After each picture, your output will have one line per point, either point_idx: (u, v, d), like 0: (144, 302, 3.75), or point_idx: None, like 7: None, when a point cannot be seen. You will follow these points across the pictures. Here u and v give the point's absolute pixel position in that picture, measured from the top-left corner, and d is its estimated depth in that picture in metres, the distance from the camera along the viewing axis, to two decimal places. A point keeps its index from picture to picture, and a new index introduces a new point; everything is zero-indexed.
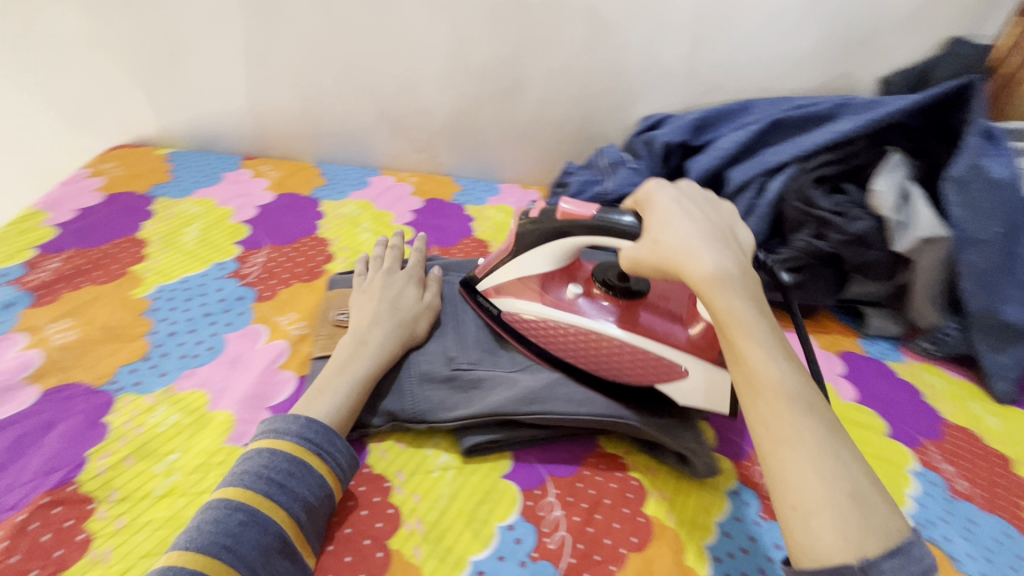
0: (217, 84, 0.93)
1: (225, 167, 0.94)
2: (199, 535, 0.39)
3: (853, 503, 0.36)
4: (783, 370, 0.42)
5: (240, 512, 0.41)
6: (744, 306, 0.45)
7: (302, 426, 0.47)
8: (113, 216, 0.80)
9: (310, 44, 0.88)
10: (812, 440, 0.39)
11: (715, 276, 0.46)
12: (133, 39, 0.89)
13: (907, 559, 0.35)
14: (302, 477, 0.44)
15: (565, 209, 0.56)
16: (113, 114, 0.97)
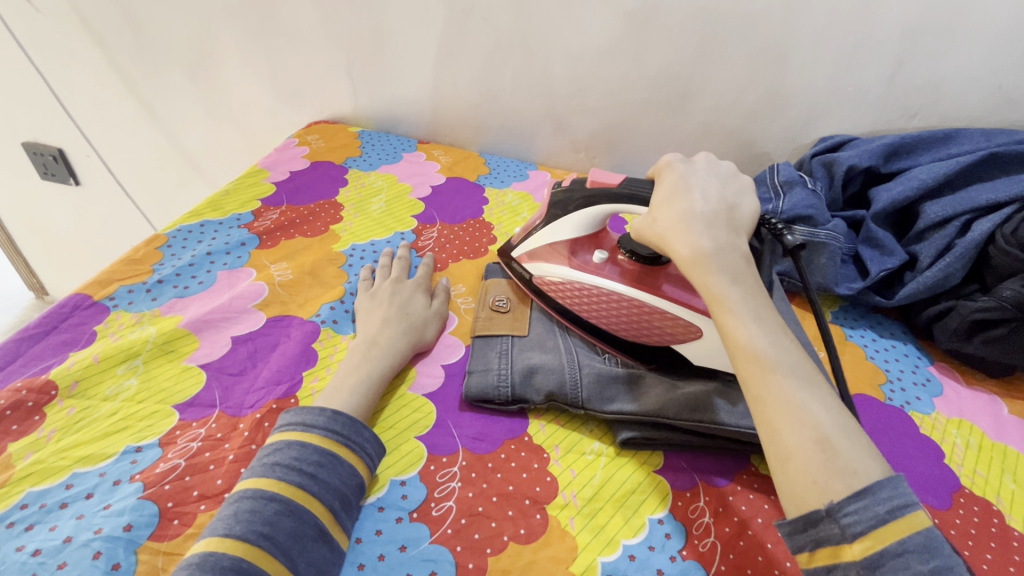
0: (409, 73, 1.03)
1: (404, 148, 1.05)
2: (236, 522, 0.41)
3: (818, 449, 0.39)
4: (758, 333, 0.45)
5: (276, 500, 0.43)
6: (717, 281, 0.49)
7: (328, 419, 0.49)
8: (316, 180, 0.92)
9: (500, 42, 0.94)
10: (778, 394, 0.42)
11: (697, 254, 0.51)
12: (347, 29, 1.00)
13: (872, 501, 0.37)
14: (333, 467, 0.46)
15: (593, 176, 0.64)
16: (319, 93, 1.11)
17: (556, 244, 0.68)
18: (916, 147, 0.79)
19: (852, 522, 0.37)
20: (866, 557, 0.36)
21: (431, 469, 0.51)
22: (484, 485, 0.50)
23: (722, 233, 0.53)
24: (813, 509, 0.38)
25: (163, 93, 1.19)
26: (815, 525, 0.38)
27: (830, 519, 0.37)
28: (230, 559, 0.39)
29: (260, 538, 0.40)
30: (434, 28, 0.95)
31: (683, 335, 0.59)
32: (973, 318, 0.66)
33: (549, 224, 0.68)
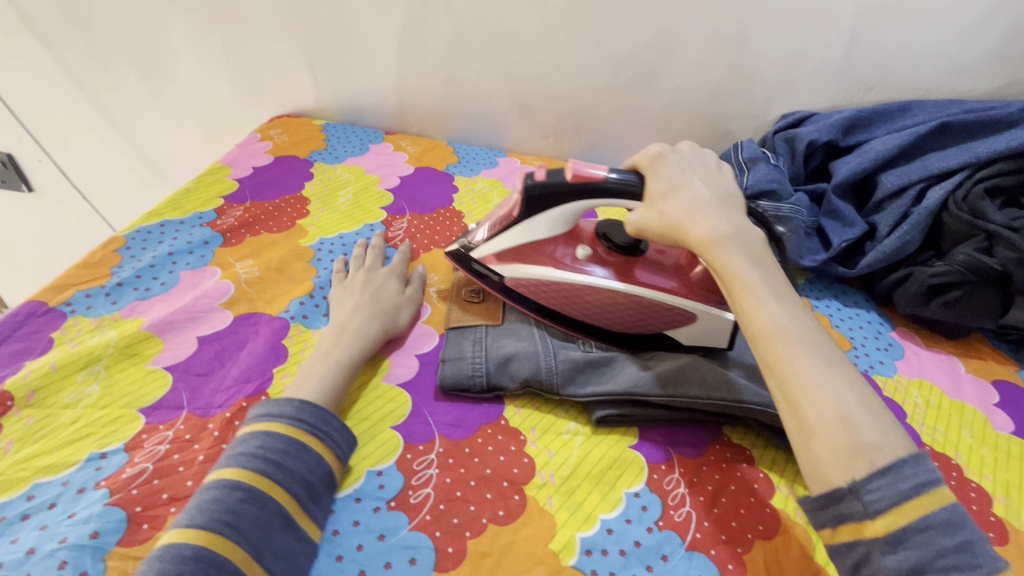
0: (371, 63, 1.01)
1: (370, 140, 1.03)
2: (197, 513, 0.40)
3: (842, 427, 0.39)
4: (779, 311, 0.45)
5: (241, 490, 0.42)
6: (739, 262, 0.49)
7: (296, 408, 0.48)
8: (281, 175, 0.90)
9: (462, 29, 0.93)
10: (802, 370, 0.42)
11: (711, 239, 0.51)
12: (305, 19, 0.97)
13: (895, 478, 0.37)
14: (300, 457, 0.45)
15: (575, 170, 0.58)
16: (280, 87, 1.08)
17: (535, 243, 0.62)
18: (873, 119, 0.81)
19: (875, 498, 0.37)
20: (888, 534, 0.37)
21: (408, 457, 0.51)
22: (461, 470, 0.50)
23: (732, 219, 0.53)
24: (836, 487, 0.38)
25: (116, 92, 1.15)
26: (837, 501, 0.39)
27: (853, 496, 0.38)
28: (193, 551, 0.38)
29: (223, 527, 0.39)
30: (394, 16, 0.94)
31: (668, 321, 0.61)
32: (930, 283, 0.69)
33: (529, 220, 0.61)
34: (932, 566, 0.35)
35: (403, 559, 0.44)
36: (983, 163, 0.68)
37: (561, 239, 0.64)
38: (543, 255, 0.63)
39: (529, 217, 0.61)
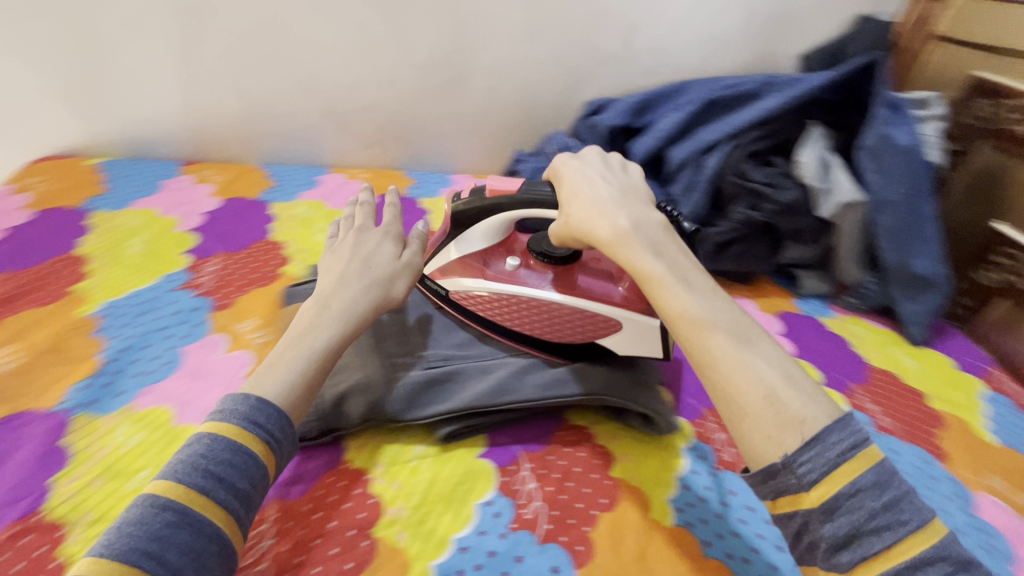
0: (146, 89, 0.89)
1: (162, 175, 0.91)
2: (118, 537, 0.37)
3: (767, 404, 0.39)
4: (690, 299, 0.45)
5: (169, 512, 0.38)
6: (645, 256, 0.48)
7: (251, 408, 0.45)
8: (45, 233, 0.75)
9: (245, 43, 0.86)
10: (722, 356, 0.42)
11: (620, 235, 0.49)
12: (49, 44, 0.83)
13: (823, 447, 0.37)
14: (244, 468, 0.42)
15: (493, 186, 0.59)
16: (35, 126, 0.91)
17: (468, 256, 0.64)
18: (656, 101, 0.90)
19: (808, 470, 0.37)
20: (823, 503, 0.36)
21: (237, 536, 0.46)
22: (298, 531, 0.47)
23: (641, 210, 0.52)
24: (771, 462, 0.38)
25: None
26: (774, 476, 0.38)
27: (787, 470, 0.38)
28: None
29: (144, 557, 0.36)
30: (161, 34, 0.83)
31: (596, 331, 0.60)
32: (718, 240, 0.79)
33: (461, 233, 0.64)
34: (866, 530, 0.35)
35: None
36: (739, 133, 0.78)
37: (494, 249, 0.66)
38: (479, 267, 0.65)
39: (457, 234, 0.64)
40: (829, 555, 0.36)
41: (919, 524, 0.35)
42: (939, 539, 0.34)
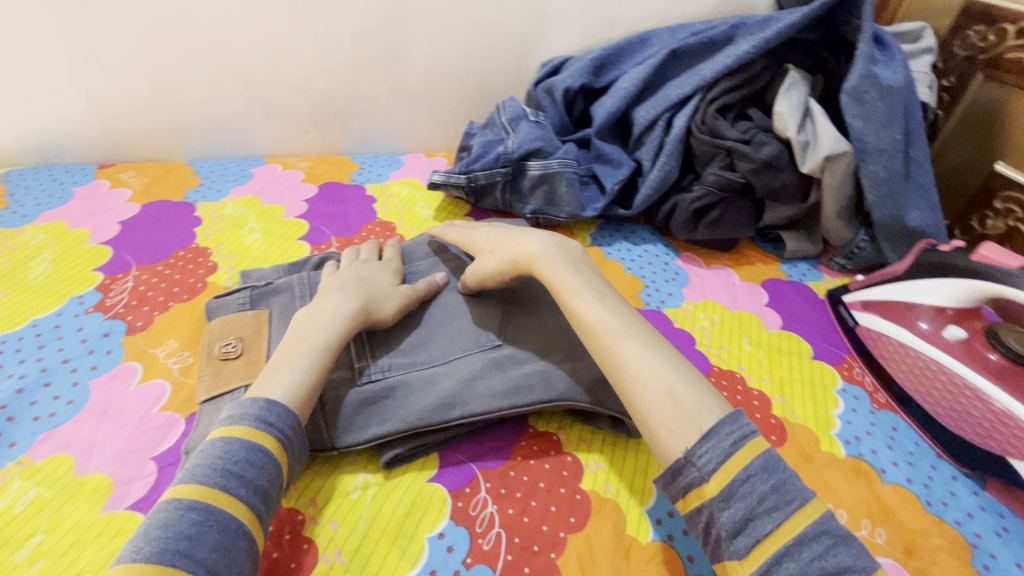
0: (381, 63, 0.81)
1: (398, 165, 0.85)
2: (145, 542, 0.32)
3: (667, 401, 0.39)
4: (607, 312, 0.45)
5: (281, 411, 0.41)
6: (558, 272, 0.49)
7: (259, 408, 0.40)
8: (319, 209, 0.74)
9: (521, 63, 0.85)
10: (629, 359, 0.42)
11: (540, 249, 0.51)
12: None
13: (717, 438, 0.36)
14: (260, 466, 0.38)
15: (982, 255, 0.53)
16: (240, 86, 0.79)
17: (913, 306, 0.58)
18: None
19: (707, 462, 0.36)
20: (721, 491, 0.35)
21: (463, 492, 0.44)
22: (520, 495, 0.44)
23: (502, 247, 0.54)
24: (674, 458, 0.37)
25: None
26: (679, 473, 0.37)
27: (689, 465, 0.37)
28: (198, 511, 0.34)
29: (175, 556, 0.32)
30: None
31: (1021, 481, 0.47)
32: None
33: (915, 281, 0.58)
34: (757, 512, 0.34)
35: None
36: None
37: (947, 311, 0.56)
38: (910, 315, 0.58)
39: (912, 279, 0.59)
40: (728, 544, 0.34)
41: (802, 504, 0.34)
42: (821, 515, 0.34)
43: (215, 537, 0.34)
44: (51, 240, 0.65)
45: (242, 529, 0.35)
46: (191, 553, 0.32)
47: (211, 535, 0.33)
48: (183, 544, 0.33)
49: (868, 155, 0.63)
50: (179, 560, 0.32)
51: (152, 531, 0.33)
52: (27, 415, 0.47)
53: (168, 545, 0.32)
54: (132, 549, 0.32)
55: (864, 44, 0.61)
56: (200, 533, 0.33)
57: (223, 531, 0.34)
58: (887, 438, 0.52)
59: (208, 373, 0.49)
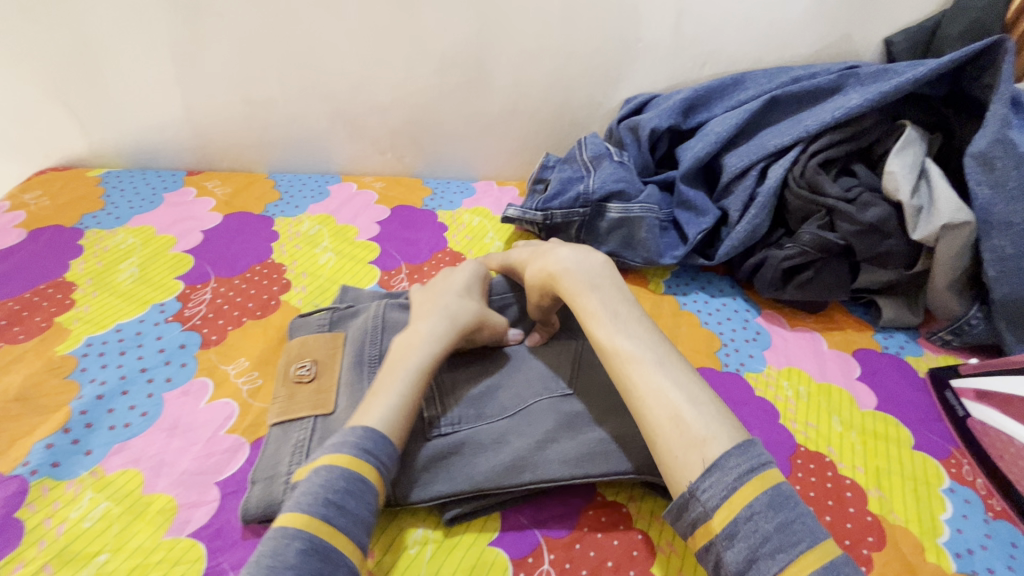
0: (464, 89, 0.81)
1: (469, 192, 0.84)
2: (258, 569, 0.32)
3: (673, 428, 0.39)
4: (623, 336, 0.44)
5: (379, 439, 0.40)
6: (577, 290, 0.48)
7: (358, 437, 0.39)
8: (391, 232, 0.74)
9: (603, 97, 0.83)
10: (639, 382, 0.41)
11: (563, 265, 0.51)
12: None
13: (721, 472, 0.35)
14: (361, 495, 0.37)
15: None
16: (326, 105, 0.80)
17: None
18: None
19: (710, 497, 0.35)
20: (725, 528, 0.34)
21: (526, 561, 0.41)
22: (586, 574, 0.41)
23: (533, 263, 0.55)
24: (680, 492, 0.37)
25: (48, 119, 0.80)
26: (685, 507, 0.37)
27: (693, 499, 0.36)
28: (302, 538, 0.33)
29: None
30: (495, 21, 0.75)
31: None
32: None
33: None
34: (761, 553, 0.33)
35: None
36: None
37: None
38: None
39: None
40: None
41: (810, 546, 0.33)
42: (831, 562, 0.32)
43: (317, 568, 0.33)
44: (139, 244, 0.68)
45: (343, 560, 0.34)
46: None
47: (315, 565, 0.33)
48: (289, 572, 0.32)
49: (992, 227, 0.57)
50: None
51: (262, 558, 0.33)
52: (104, 423, 0.48)
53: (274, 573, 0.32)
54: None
55: (999, 106, 0.55)
56: (305, 563, 0.32)
57: (325, 563, 0.33)
58: (1005, 556, 0.45)
59: (281, 396, 0.48)
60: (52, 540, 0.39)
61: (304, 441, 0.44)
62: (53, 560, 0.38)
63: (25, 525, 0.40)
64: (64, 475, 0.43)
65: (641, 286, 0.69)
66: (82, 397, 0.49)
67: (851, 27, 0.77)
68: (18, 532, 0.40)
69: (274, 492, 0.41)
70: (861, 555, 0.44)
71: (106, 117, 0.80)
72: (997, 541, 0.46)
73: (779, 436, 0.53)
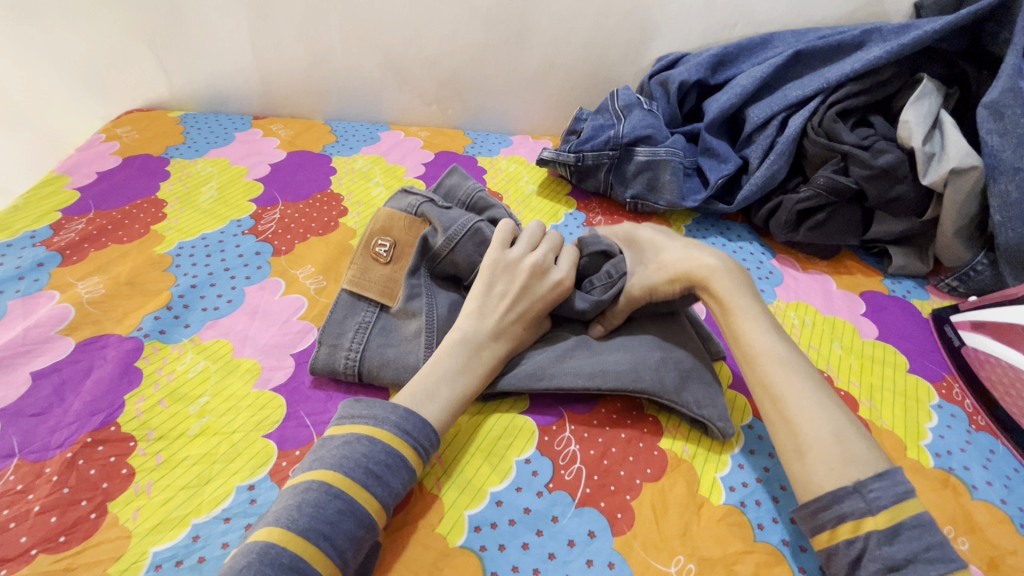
0: (506, 44, 0.87)
1: (506, 143, 0.91)
2: (299, 516, 0.35)
3: (835, 440, 0.39)
4: (779, 349, 0.45)
5: (419, 421, 0.41)
6: (733, 295, 0.48)
7: (401, 416, 0.41)
8: (435, 173, 0.81)
9: (637, 55, 0.88)
10: (796, 392, 0.42)
11: (714, 266, 0.50)
12: None
13: (891, 480, 0.37)
14: (397, 471, 0.39)
15: None
16: (381, 58, 0.88)
17: None
18: None
19: (877, 497, 0.37)
20: (888, 527, 0.36)
21: (550, 428, 0.48)
22: (602, 441, 0.47)
23: (668, 253, 0.53)
24: (838, 487, 0.38)
25: (136, 64, 0.90)
26: (840, 500, 0.37)
27: (856, 493, 0.37)
28: (342, 499, 0.36)
29: (320, 539, 0.34)
30: None
31: None
32: None
33: None
34: (921, 556, 0.35)
35: (580, 529, 0.41)
36: None
37: None
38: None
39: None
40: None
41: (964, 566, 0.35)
42: None
43: (351, 527, 0.36)
44: (217, 173, 0.77)
45: (373, 525, 0.37)
46: (331, 538, 0.34)
47: (349, 525, 0.35)
48: (327, 528, 0.35)
49: (1000, 172, 0.61)
50: (322, 542, 0.34)
51: (303, 507, 0.35)
52: (198, 306, 0.56)
53: (315, 524, 0.35)
54: (288, 517, 0.35)
55: (1012, 58, 0.60)
56: (342, 521, 0.35)
57: (358, 524, 0.36)
58: (982, 458, 0.50)
59: (357, 265, 0.54)
60: (165, 384, 0.48)
61: (367, 323, 0.51)
62: (167, 397, 0.47)
63: (142, 372, 0.49)
64: (170, 339, 0.53)
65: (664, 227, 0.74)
66: (179, 286, 0.58)
67: None
68: (137, 376, 0.49)
69: (336, 361, 0.49)
70: None
71: (186, 65, 0.90)
72: (976, 447, 0.51)
73: None
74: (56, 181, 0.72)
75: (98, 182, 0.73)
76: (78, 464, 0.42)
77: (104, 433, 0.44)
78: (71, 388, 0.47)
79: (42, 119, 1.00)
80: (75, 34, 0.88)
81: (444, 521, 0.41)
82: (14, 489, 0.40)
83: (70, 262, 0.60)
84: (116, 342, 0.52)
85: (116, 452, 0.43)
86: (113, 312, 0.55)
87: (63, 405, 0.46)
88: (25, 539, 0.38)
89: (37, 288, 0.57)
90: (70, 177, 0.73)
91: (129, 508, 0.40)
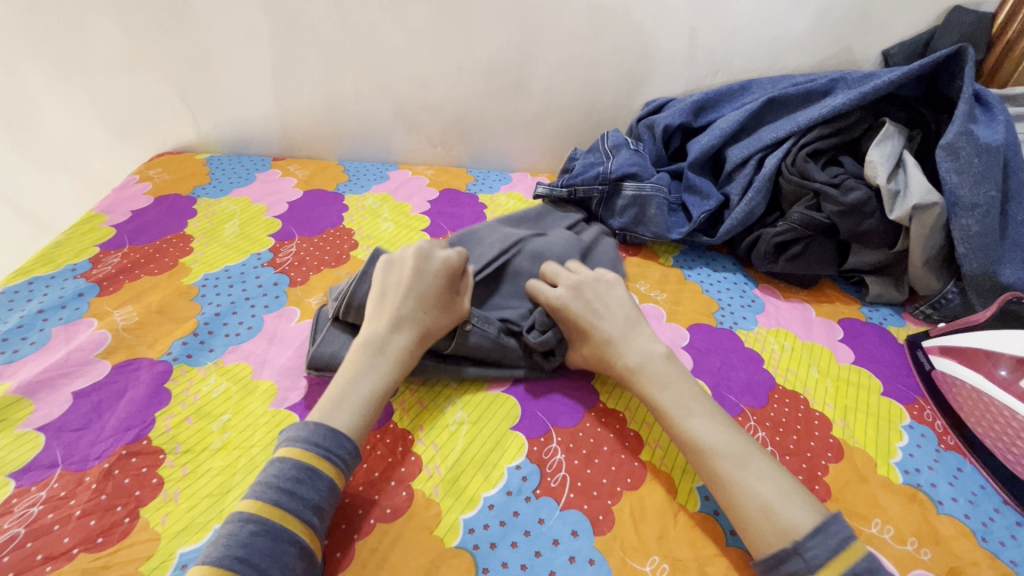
0: (505, 91, 0.94)
1: (506, 181, 0.97)
2: (213, 548, 0.37)
3: (764, 516, 0.41)
4: (705, 431, 0.47)
5: (325, 431, 0.44)
6: (653, 392, 0.50)
7: (309, 432, 0.44)
8: (440, 209, 0.88)
9: (628, 100, 0.95)
10: (724, 476, 0.44)
11: (635, 369, 0.52)
12: (423, 17, 0.86)
13: (826, 534, 0.39)
14: (310, 482, 0.41)
15: None
16: (390, 104, 0.96)
17: (994, 354, 0.59)
18: None
19: (815, 555, 0.38)
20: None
21: (538, 440, 0.52)
22: (586, 451, 0.51)
23: (592, 343, 0.55)
24: (777, 549, 0.40)
25: (168, 111, 0.99)
26: (783, 562, 0.39)
27: (796, 554, 0.39)
28: (255, 522, 0.38)
29: (234, 562, 0.36)
30: (533, 36, 0.88)
31: None
32: None
33: (993, 331, 0.61)
34: None
35: (564, 529, 0.45)
36: None
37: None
38: (988, 363, 0.59)
39: (992, 329, 0.61)
40: None
41: None
42: None
43: (266, 544, 0.38)
44: (239, 210, 0.83)
45: (292, 536, 0.39)
46: (246, 559, 0.36)
47: (263, 543, 0.38)
48: (241, 551, 0.37)
49: (960, 208, 0.66)
50: (239, 564, 0.36)
51: (220, 539, 0.38)
52: (222, 332, 0.62)
53: (229, 551, 0.37)
54: (206, 553, 0.37)
55: (964, 104, 0.66)
56: (257, 539, 0.38)
57: (274, 540, 0.38)
58: (949, 476, 0.53)
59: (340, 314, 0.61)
60: (191, 403, 0.53)
61: None
62: (193, 415, 0.52)
63: (171, 392, 0.54)
64: (196, 362, 0.58)
65: (651, 258, 0.79)
66: (204, 314, 0.64)
67: (851, 40, 0.87)
68: (166, 396, 0.54)
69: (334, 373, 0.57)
70: (819, 464, 0.53)
71: (214, 111, 0.98)
72: (946, 466, 0.54)
73: (760, 376, 0.62)
74: (95, 219, 0.79)
75: (132, 220, 0.80)
76: (114, 474, 0.47)
77: (137, 446, 0.49)
78: (107, 406, 0.53)
79: (80, 162, 1.09)
80: (116, 87, 0.96)
81: (441, 524, 0.45)
82: (57, 495, 0.45)
83: (107, 292, 0.66)
84: (148, 365, 0.57)
85: (148, 463, 0.48)
86: (145, 338, 0.60)
87: (101, 421, 0.51)
88: (67, 539, 0.42)
89: (78, 315, 0.63)
90: (107, 216, 0.80)
91: (159, 513, 0.44)
